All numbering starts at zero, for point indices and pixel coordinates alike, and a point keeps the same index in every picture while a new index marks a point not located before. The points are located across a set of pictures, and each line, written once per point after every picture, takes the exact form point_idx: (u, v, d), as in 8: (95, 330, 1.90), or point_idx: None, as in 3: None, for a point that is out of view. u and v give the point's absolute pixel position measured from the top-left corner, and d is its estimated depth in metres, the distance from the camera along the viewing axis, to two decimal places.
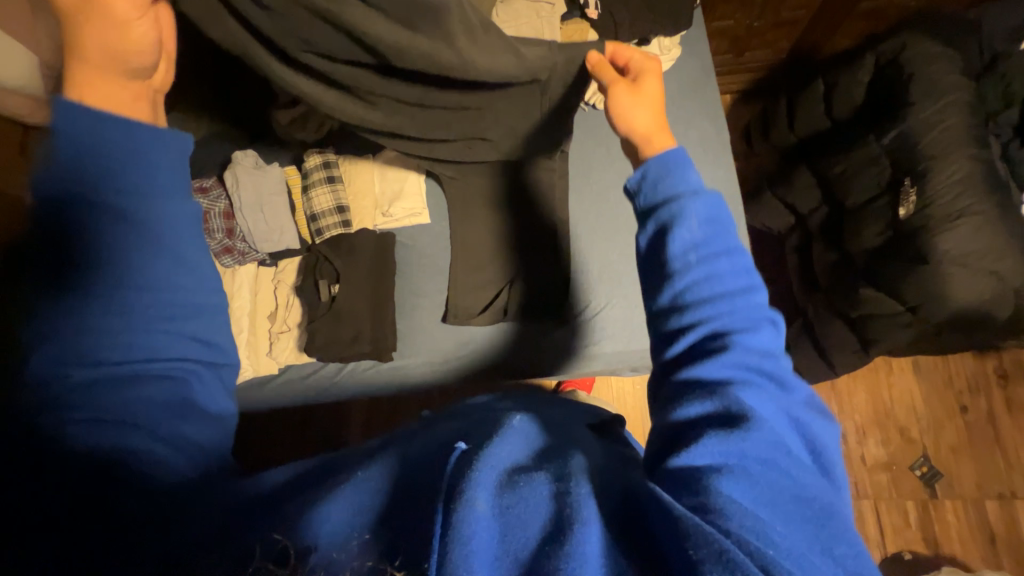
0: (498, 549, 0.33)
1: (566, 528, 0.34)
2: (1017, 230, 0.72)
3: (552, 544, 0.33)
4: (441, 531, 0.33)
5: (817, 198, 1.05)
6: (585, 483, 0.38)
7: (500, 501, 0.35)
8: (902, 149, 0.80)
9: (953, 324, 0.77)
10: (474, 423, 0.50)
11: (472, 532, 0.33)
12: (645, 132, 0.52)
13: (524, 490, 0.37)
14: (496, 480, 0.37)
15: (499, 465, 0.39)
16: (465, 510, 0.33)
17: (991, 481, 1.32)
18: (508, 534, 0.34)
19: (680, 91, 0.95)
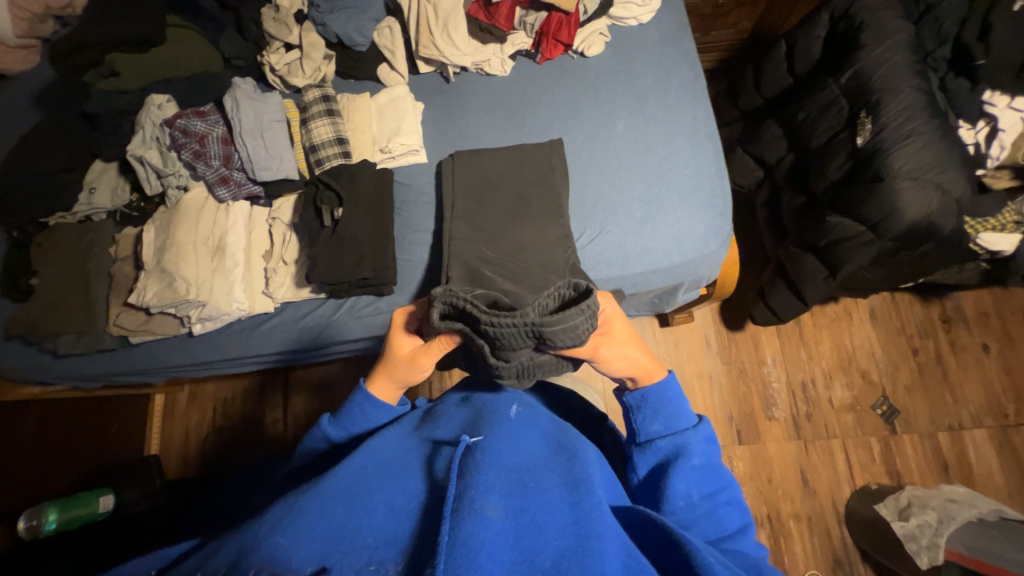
0: (513, 550, 0.40)
1: (581, 533, 0.42)
2: (956, 149, 0.82)
3: (571, 554, 0.41)
4: (446, 539, 0.38)
5: (784, 149, 1.15)
6: (591, 492, 0.47)
7: (508, 503, 0.43)
8: (857, 86, 0.90)
9: (905, 239, 0.87)
10: (470, 418, 0.60)
11: (484, 535, 0.38)
12: (639, 367, 0.65)
13: (526, 489, 0.46)
14: (501, 483, 0.45)
15: (502, 468, 0.47)
16: (473, 516, 0.39)
17: (941, 416, 1.45)
18: (522, 537, 0.41)
19: (661, 40, 1.02)
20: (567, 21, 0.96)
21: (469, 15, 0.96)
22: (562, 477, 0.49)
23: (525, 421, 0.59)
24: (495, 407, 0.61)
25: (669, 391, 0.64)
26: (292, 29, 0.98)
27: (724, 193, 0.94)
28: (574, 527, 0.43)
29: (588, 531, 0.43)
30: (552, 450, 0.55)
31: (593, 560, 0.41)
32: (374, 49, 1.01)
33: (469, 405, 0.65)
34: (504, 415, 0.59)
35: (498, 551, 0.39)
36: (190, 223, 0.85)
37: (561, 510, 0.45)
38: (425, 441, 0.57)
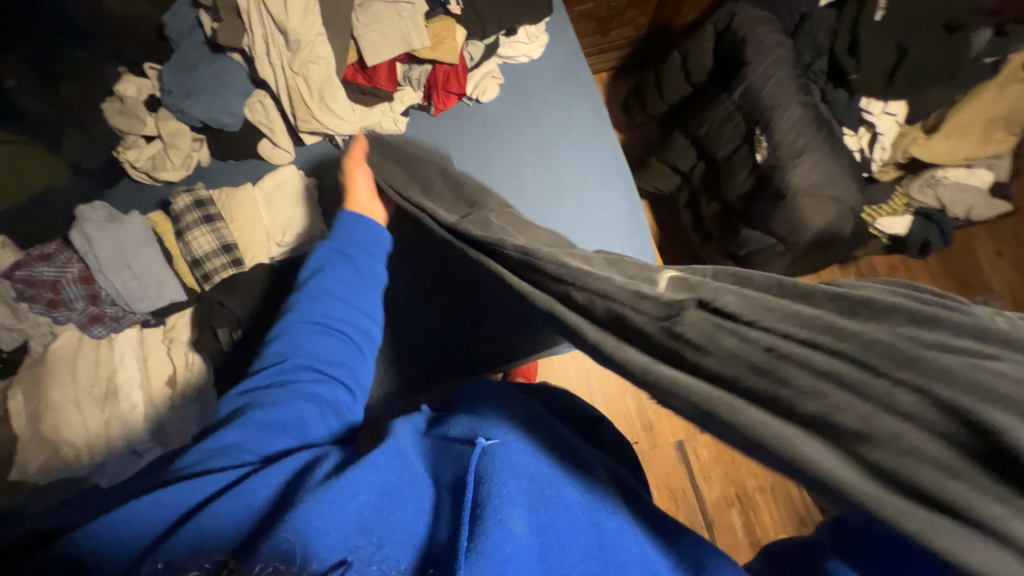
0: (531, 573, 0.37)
1: (606, 560, 0.39)
2: (844, 159, 0.86)
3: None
4: (464, 546, 0.37)
5: (694, 157, 1.16)
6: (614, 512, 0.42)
7: (534, 521, 0.39)
8: (749, 102, 0.90)
9: (815, 246, 0.90)
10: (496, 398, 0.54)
11: (508, 551, 0.37)
12: None
13: (552, 502, 0.41)
14: (525, 495, 0.41)
15: (526, 476, 0.42)
16: (496, 530, 0.37)
17: None
18: (546, 557, 0.39)
19: (556, 73, 0.98)
20: (454, 71, 0.90)
21: (347, 80, 0.88)
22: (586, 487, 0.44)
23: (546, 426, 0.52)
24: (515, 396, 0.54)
25: None
26: (146, 119, 0.87)
27: (643, 227, 0.93)
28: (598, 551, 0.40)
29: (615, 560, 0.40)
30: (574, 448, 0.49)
31: None
32: (249, 126, 0.91)
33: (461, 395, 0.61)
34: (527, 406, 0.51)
35: (520, 571, 0.36)
36: (66, 372, 0.74)
37: (586, 530, 0.41)
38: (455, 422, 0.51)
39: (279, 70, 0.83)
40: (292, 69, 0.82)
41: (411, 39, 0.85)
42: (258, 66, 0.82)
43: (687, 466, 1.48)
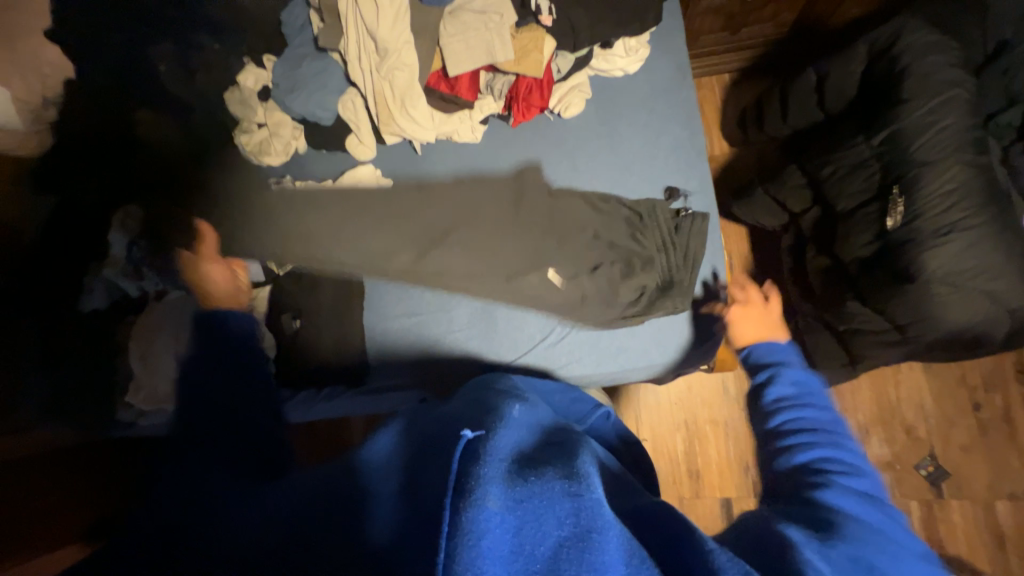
0: (511, 543, 0.37)
1: (579, 528, 0.38)
2: (1015, 246, 0.66)
3: (568, 541, 0.37)
4: (447, 529, 0.35)
5: (809, 199, 0.98)
6: (591, 485, 0.41)
7: (512, 495, 0.39)
8: (891, 153, 0.73)
9: (941, 344, 0.72)
10: (473, 404, 0.57)
11: (483, 526, 0.36)
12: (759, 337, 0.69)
13: (527, 479, 0.41)
14: (504, 475, 0.41)
15: (506, 464, 0.43)
16: (475, 507, 0.37)
17: (1003, 482, 1.26)
18: (521, 530, 0.37)
19: (651, 93, 0.88)
20: (538, 84, 0.85)
21: (428, 87, 0.87)
22: (559, 468, 0.44)
23: (523, 418, 0.53)
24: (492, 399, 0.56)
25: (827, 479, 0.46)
26: (257, 108, 0.96)
27: (717, 283, 0.84)
28: (572, 518, 0.39)
29: (587, 522, 0.38)
30: (550, 442, 0.50)
31: (590, 558, 0.36)
32: (340, 121, 0.96)
33: (460, 400, 0.62)
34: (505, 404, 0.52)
35: (493, 546, 0.35)
36: (172, 325, 0.89)
37: (562, 502, 0.40)
38: (433, 421, 0.52)
39: (369, 75, 0.85)
40: (379, 74, 0.84)
41: (495, 51, 0.81)
42: (350, 70, 0.85)
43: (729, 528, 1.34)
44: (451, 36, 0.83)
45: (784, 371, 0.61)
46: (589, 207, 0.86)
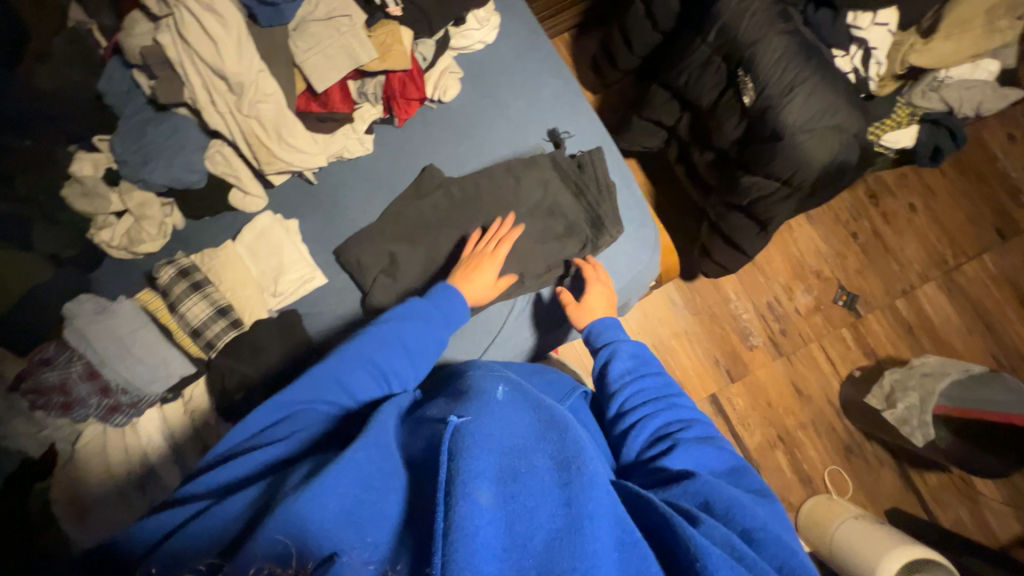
0: (506, 538, 0.40)
1: (571, 516, 0.43)
2: (840, 86, 0.80)
3: (563, 532, 0.41)
4: (441, 527, 0.39)
5: (678, 109, 1.10)
6: (583, 472, 0.46)
7: (502, 489, 0.42)
8: (726, 43, 0.84)
9: (820, 183, 0.86)
10: (456, 392, 0.57)
11: (479, 521, 0.39)
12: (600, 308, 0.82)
13: (518, 473, 0.44)
14: (497, 469, 0.44)
15: (499, 457, 0.45)
16: (467, 504, 0.39)
17: (894, 284, 1.53)
18: (515, 523, 0.41)
19: (515, 55, 0.93)
20: (410, 77, 0.84)
21: (301, 111, 0.83)
22: (551, 456, 0.47)
23: (514, 397, 0.54)
24: (481, 382, 0.57)
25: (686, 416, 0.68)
26: (110, 196, 0.84)
27: (638, 200, 0.91)
28: (563, 508, 0.43)
29: (578, 511, 0.43)
30: (543, 418, 0.52)
31: (582, 539, 0.41)
32: (214, 178, 0.87)
33: (450, 388, 0.61)
34: (497, 390, 0.54)
35: (487, 541, 0.39)
36: (99, 464, 0.74)
37: (553, 491, 0.44)
38: (420, 421, 0.53)
39: (230, 117, 0.78)
40: (242, 113, 0.78)
41: (357, 54, 0.80)
42: (207, 118, 0.78)
43: (725, 417, 1.46)
44: (306, 52, 0.79)
45: (624, 346, 0.75)
46: (498, 187, 0.88)
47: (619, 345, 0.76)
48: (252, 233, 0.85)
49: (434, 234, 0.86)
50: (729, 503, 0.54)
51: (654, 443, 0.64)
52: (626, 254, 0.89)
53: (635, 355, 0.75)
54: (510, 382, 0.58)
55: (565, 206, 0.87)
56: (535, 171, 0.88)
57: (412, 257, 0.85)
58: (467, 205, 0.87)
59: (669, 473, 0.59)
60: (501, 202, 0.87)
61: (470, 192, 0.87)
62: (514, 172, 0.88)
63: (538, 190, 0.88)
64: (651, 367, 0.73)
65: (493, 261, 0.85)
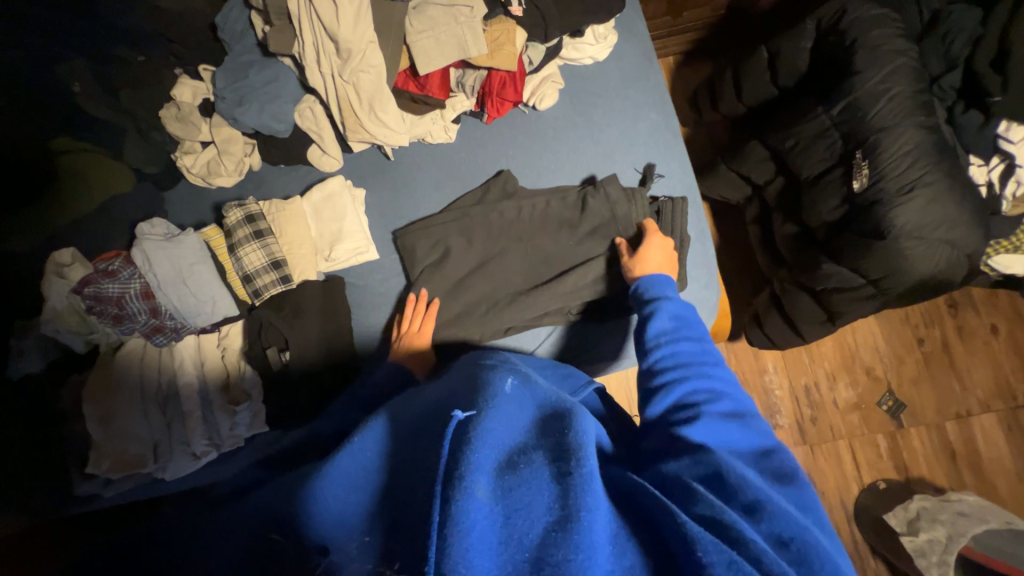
0: (501, 532, 0.35)
1: (566, 511, 0.37)
2: (967, 199, 0.73)
3: (558, 528, 0.36)
4: (437, 519, 0.34)
5: (772, 170, 1.03)
6: (582, 462, 0.40)
7: (499, 484, 0.38)
8: (850, 120, 0.78)
9: (911, 293, 0.79)
10: (456, 379, 0.53)
11: (475, 516, 0.34)
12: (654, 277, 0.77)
13: (519, 469, 0.39)
14: (495, 463, 0.39)
15: (497, 452, 0.40)
16: (464, 498, 0.35)
17: (949, 404, 1.42)
18: (511, 517, 0.36)
19: (621, 80, 0.89)
20: (511, 78, 0.82)
21: (397, 89, 0.83)
22: (549, 450, 0.42)
23: (519, 391, 0.49)
24: (484, 369, 0.52)
25: (718, 383, 0.61)
26: (201, 126, 0.86)
27: (708, 258, 0.87)
28: (560, 502, 0.37)
29: (574, 506, 0.37)
30: (546, 412, 0.48)
31: (580, 537, 0.35)
32: (298, 131, 0.88)
33: (455, 373, 0.57)
34: (499, 377, 0.49)
35: (483, 538, 0.34)
36: (133, 377, 0.78)
37: (550, 487, 0.38)
38: (422, 403, 0.50)
39: (331, 80, 0.78)
40: (342, 77, 0.78)
41: (467, 45, 0.78)
42: (308, 75, 0.78)
43: None
44: (419, 34, 0.79)
45: (664, 305, 0.69)
46: (569, 209, 0.85)
47: (654, 305, 0.69)
48: (321, 190, 0.86)
49: (496, 243, 0.85)
50: (756, 488, 0.46)
51: (676, 409, 0.58)
52: None
53: (670, 313, 0.69)
54: (517, 373, 0.53)
55: (634, 243, 0.83)
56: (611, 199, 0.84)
57: (465, 258, 0.85)
58: (530, 221, 0.85)
59: (685, 440, 0.52)
60: (565, 224, 0.84)
61: (538, 204, 0.85)
62: (589, 198, 0.85)
63: (611, 222, 0.84)
64: (684, 330, 0.67)
65: (545, 281, 0.83)
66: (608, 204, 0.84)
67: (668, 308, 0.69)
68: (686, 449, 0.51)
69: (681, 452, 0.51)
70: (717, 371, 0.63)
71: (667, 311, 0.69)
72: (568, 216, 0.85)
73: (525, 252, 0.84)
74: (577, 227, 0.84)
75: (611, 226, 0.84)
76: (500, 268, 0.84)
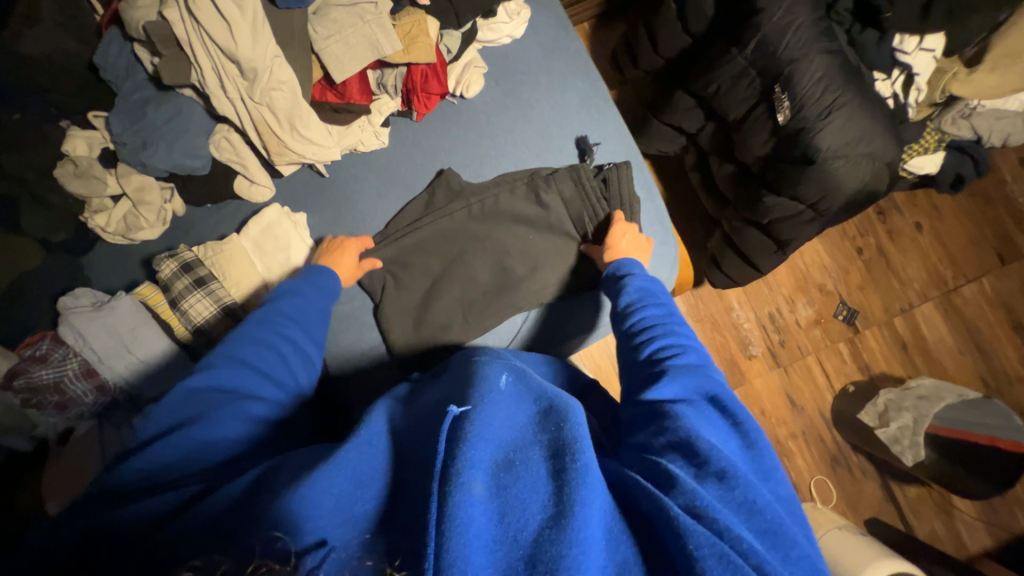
0: (496, 529, 0.37)
1: (560, 512, 0.37)
2: (878, 113, 0.78)
3: (553, 525, 0.36)
4: (435, 516, 0.35)
5: (702, 117, 1.06)
6: (577, 456, 0.41)
7: (496, 483, 0.39)
8: (764, 57, 0.81)
9: (846, 210, 0.85)
10: (455, 377, 0.53)
11: (471, 513, 0.35)
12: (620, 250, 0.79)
13: (514, 467, 0.40)
14: (492, 461, 0.40)
15: (495, 449, 0.41)
16: (461, 493, 0.36)
17: (894, 302, 1.55)
18: (507, 514, 0.37)
19: (542, 54, 0.89)
20: (433, 70, 0.79)
21: (316, 101, 0.79)
22: (546, 447, 0.42)
23: (516, 388, 0.49)
24: (480, 365, 0.52)
25: (690, 349, 0.62)
26: (107, 179, 0.78)
27: (661, 214, 0.89)
28: (554, 504, 0.38)
29: (567, 504, 0.37)
30: (543, 403, 0.48)
31: (572, 535, 0.36)
32: (218, 165, 0.82)
33: (451, 372, 0.57)
34: (494, 375, 0.49)
35: (478, 539, 0.35)
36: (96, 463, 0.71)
37: (545, 485, 0.40)
38: (424, 405, 0.50)
39: (241, 105, 0.73)
40: (253, 100, 0.72)
41: (380, 44, 0.75)
42: (215, 104, 0.73)
43: None
44: (326, 40, 0.75)
45: (631, 281, 0.71)
46: (519, 192, 0.84)
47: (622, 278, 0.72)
48: (261, 224, 0.81)
49: (455, 240, 0.83)
50: (726, 458, 0.47)
51: (647, 374, 0.59)
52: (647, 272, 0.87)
53: (640, 285, 0.71)
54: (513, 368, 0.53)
55: (590, 216, 0.84)
56: (559, 177, 0.84)
57: (425, 261, 0.83)
58: (484, 212, 0.84)
59: (655, 405, 0.54)
60: (519, 208, 0.84)
61: (489, 195, 0.84)
62: (538, 178, 0.85)
63: (563, 198, 0.84)
64: (654, 301, 0.69)
65: (511, 268, 0.83)
66: (557, 181, 0.84)
67: (637, 282, 0.71)
68: (654, 415, 0.53)
69: (650, 419, 0.53)
70: (688, 338, 0.64)
71: (637, 284, 0.71)
72: (521, 201, 0.84)
73: (485, 243, 0.84)
74: (532, 211, 0.84)
75: (564, 204, 0.84)
76: (463, 264, 0.83)
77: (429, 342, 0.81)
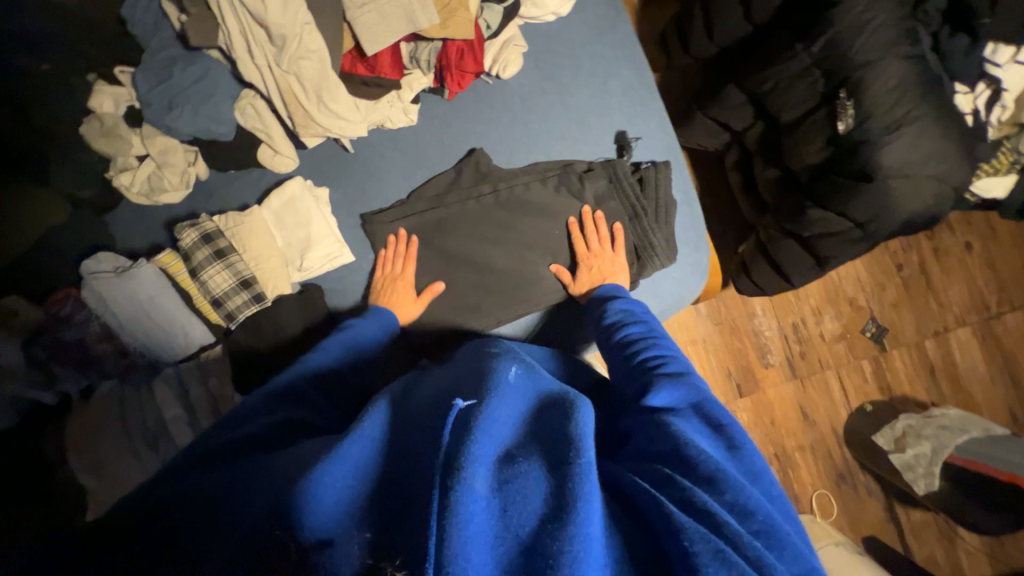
0: (498, 525, 0.35)
1: (558, 506, 0.35)
2: (954, 130, 0.71)
3: (552, 520, 0.34)
4: (438, 509, 0.33)
5: (751, 115, 0.99)
6: (580, 451, 0.38)
7: (498, 478, 0.37)
8: (832, 56, 0.74)
9: (899, 231, 0.78)
10: (461, 369, 0.51)
11: (473, 509, 0.33)
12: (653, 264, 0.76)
13: (517, 461, 0.38)
14: (495, 457, 0.38)
15: (499, 444, 0.39)
16: (464, 489, 0.34)
17: (928, 324, 1.47)
18: (509, 510, 0.35)
19: (587, 36, 0.82)
20: (470, 47, 0.75)
21: (346, 73, 0.75)
22: (548, 442, 0.40)
23: (523, 381, 0.47)
24: (490, 358, 0.50)
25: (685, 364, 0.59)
26: (131, 138, 0.77)
27: (696, 219, 0.84)
28: (553, 497, 0.36)
29: (565, 496, 0.35)
30: (548, 400, 0.46)
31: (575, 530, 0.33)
32: (242, 132, 0.80)
33: (457, 363, 0.55)
34: (501, 367, 0.47)
35: (478, 530, 0.33)
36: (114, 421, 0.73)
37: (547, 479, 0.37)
38: (428, 394, 0.48)
39: (269, 72, 0.70)
40: (281, 67, 0.69)
41: (416, 16, 0.70)
42: (241, 69, 0.70)
43: None
44: (360, 8, 0.70)
45: (612, 305, 0.71)
46: (550, 183, 0.80)
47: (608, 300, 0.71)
48: (282, 198, 0.79)
49: (477, 228, 0.80)
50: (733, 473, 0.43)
51: (640, 383, 0.56)
52: (675, 279, 0.83)
53: (623, 306, 0.70)
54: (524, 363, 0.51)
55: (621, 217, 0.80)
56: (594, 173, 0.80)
57: (445, 248, 0.80)
58: (511, 202, 0.80)
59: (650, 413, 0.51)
60: (548, 201, 0.81)
61: (518, 183, 0.80)
62: (570, 171, 0.81)
63: (595, 195, 0.80)
64: (639, 318, 0.67)
65: (533, 263, 0.80)
66: (590, 176, 0.80)
67: (619, 302, 0.71)
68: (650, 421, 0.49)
69: (647, 425, 0.49)
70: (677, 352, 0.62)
71: (621, 304, 0.70)
72: (550, 194, 0.80)
73: (509, 235, 0.80)
74: (561, 205, 0.81)
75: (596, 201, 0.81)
76: (484, 255, 0.80)
77: (442, 332, 0.80)
